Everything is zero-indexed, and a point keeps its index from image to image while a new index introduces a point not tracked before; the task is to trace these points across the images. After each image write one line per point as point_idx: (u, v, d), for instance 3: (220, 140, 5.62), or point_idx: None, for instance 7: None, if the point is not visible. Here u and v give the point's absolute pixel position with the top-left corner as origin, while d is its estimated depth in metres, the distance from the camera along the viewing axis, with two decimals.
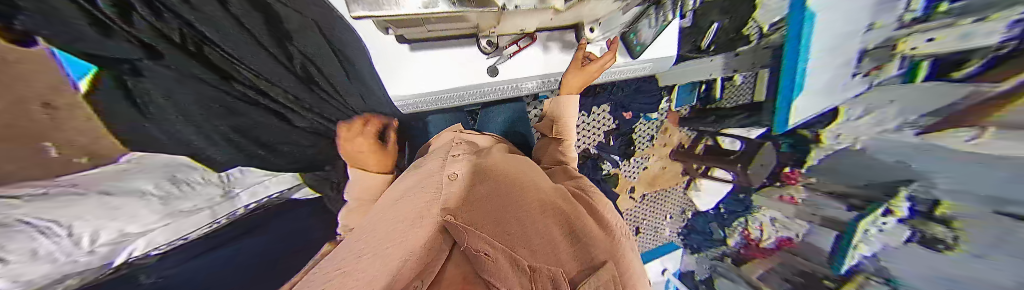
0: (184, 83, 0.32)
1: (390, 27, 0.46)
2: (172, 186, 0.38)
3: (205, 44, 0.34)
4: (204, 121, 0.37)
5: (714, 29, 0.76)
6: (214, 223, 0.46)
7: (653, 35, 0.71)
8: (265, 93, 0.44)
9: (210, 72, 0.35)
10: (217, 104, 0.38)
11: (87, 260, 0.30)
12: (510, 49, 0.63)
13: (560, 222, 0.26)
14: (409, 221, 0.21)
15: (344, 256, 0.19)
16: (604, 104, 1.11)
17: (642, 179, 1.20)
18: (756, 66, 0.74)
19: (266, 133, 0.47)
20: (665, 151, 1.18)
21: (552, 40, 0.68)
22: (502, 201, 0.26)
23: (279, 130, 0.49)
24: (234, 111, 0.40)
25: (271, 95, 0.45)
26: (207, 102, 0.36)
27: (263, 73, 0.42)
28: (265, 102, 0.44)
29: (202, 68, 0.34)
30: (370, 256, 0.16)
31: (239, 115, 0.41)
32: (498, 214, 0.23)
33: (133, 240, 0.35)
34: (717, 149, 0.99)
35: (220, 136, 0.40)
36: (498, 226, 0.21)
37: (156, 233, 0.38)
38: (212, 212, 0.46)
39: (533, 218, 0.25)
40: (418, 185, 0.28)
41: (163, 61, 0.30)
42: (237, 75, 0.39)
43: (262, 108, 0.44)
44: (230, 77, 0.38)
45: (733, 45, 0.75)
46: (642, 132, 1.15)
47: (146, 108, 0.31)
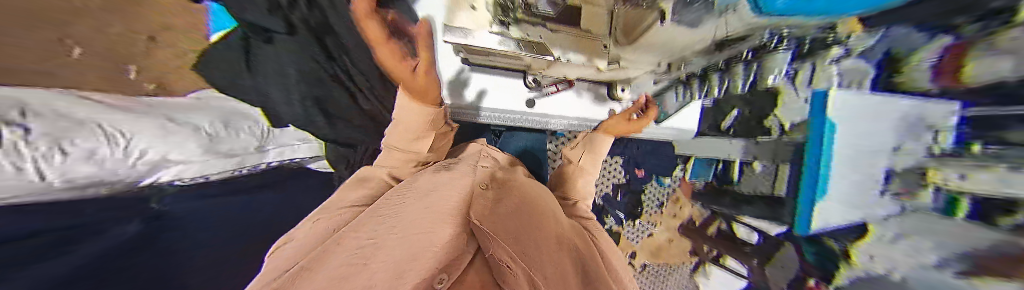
0: (295, 49, 0.59)
1: (464, 53, 0.64)
2: (126, 123, 0.36)
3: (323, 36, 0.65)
4: (292, 83, 0.59)
5: (733, 114, 0.81)
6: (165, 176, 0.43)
7: (674, 107, 0.87)
8: (351, 76, 0.71)
9: (320, 53, 0.63)
10: (315, 75, 0.62)
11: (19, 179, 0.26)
12: (550, 88, 0.80)
13: (566, 258, 0.27)
14: (432, 220, 0.21)
15: (363, 234, 0.20)
16: (618, 157, 1.15)
17: (646, 246, 1.17)
18: (778, 160, 0.62)
19: (334, 105, 0.69)
20: (673, 223, 1.22)
21: (585, 89, 0.84)
22: (519, 223, 0.26)
23: (344, 104, 0.71)
24: (330, 83, 0.66)
25: (355, 79, 0.72)
26: (308, 74, 0.61)
27: (357, 65, 0.72)
28: (348, 83, 0.71)
29: (315, 53, 0.62)
30: (393, 246, 0.17)
31: (321, 85, 0.64)
32: (516, 233, 0.24)
33: (75, 165, 0.31)
34: (731, 237, 0.91)
35: (306, 93, 0.62)
36: (515, 245, 0.21)
37: (115, 161, 0.36)
38: (241, 160, 0.55)
39: (544, 248, 0.25)
40: (447, 185, 0.31)
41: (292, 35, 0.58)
42: (335, 60, 0.67)
43: (344, 86, 0.70)
44: (331, 60, 0.66)
45: (752, 131, 0.73)
46: (651, 195, 1.18)
47: (251, 59, 0.53)
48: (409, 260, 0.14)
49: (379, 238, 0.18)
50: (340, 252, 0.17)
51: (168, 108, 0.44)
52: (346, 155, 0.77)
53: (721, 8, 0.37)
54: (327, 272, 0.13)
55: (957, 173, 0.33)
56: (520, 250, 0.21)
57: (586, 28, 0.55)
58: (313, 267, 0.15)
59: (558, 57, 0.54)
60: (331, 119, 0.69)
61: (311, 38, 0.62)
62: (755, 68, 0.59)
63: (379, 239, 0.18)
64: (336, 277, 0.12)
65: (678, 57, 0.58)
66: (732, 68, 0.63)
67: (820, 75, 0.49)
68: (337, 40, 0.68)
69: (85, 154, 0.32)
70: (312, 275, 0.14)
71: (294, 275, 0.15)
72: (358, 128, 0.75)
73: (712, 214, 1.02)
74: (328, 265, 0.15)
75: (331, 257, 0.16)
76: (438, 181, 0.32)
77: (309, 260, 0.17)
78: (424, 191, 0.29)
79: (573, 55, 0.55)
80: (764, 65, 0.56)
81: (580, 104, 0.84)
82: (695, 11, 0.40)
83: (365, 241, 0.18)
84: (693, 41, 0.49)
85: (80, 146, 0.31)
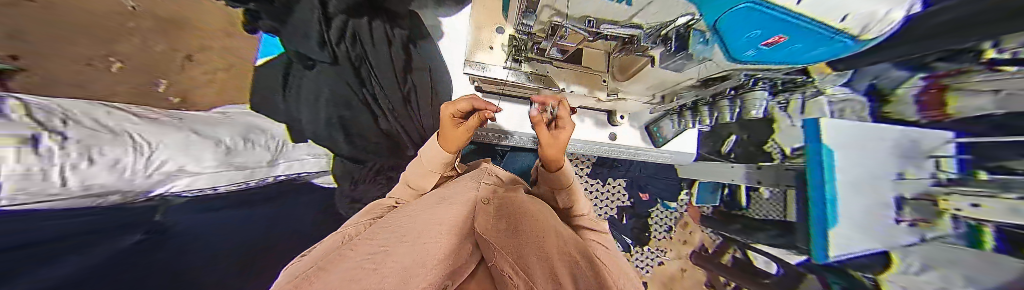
0: (329, 76, 0.72)
1: (478, 81, 0.74)
2: (141, 130, 0.35)
3: (355, 64, 0.78)
4: (319, 100, 0.69)
5: (732, 140, 0.90)
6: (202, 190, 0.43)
7: (672, 133, 0.86)
8: (372, 97, 0.80)
9: (352, 78, 0.76)
10: (344, 100, 0.73)
11: (54, 186, 0.24)
12: None
13: (578, 255, 0.25)
14: (438, 229, 0.20)
15: (374, 241, 0.20)
16: (621, 179, 1.12)
17: (657, 276, 1.07)
18: (781, 184, 0.65)
19: (356, 123, 0.76)
20: (683, 249, 1.10)
21: (587, 115, 0.87)
22: (522, 222, 0.25)
23: (365, 121, 0.78)
24: (358, 107, 0.76)
25: (376, 99, 0.81)
26: (344, 97, 0.73)
27: (382, 86, 0.82)
28: (371, 104, 0.79)
29: (350, 79, 0.75)
30: (399, 255, 0.16)
31: (348, 107, 0.73)
32: (519, 235, 0.22)
33: (111, 172, 0.30)
34: (748, 266, 0.84)
35: (337, 107, 0.71)
36: (519, 247, 0.20)
37: (171, 163, 0.37)
38: (250, 174, 0.51)
39: (550, 248, 0.23)
40: (454, 194, 0.30)
41: (331, 65, 0.73)
42: (365, 83, 0.79)
43: (368, 106, 0.79)
44: (360, 84, 0.78)
45: (754, 157, 0.79)
46: (659, 220, 1.12)
47: (289, 82, 0.68)
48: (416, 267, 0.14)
49: (389, 246, 0.18)
50: (347, 259, 0.17)
51: (192, 121, 0.45)
52: (350, 171, 0.76)
53: (699, 59, 0.40)
54: (338, 275, 0.13)
55: (970, 203, 0.34)
56: (524, 252, 0.19)
57: (587, 66, 0.61)
58: (324, 269, 0.15)
59: (564, 89, 0.60)
60: (351, 138, 0.74)
61: (349, 69, 0.76)
62: (739, 106, 0.57)
63: (390, 246, 0.18)
64: (349, 279, 0.13)
65: (669, 88, 0.60)
66: (717, 104, 0.61)
67: (812, 106, 0.61)
68: (369, 70, 0.81)
69: (109, 162, 0.30)
70: (321, 277, 0.13)
71: (308, 273, 0.15)
72: (375, 144, 0.80)
73: (725, 242, 0.97)
74: (339, 270, 0.15)
75: (345, 260, 0.16)
76: (448, 191, 0.33)
77: (322, 263, 0.17)
78: (430, 203, 0.29)
79: (575, 88, 0.60)
80: (745, 103, 0.55)
81: (583, 129, 0.87)
82: (677, 60, 0.43)
83: (377, 247, 0.18)
84: (682, 77, 0.52)
85: (103, 155, 0.29)
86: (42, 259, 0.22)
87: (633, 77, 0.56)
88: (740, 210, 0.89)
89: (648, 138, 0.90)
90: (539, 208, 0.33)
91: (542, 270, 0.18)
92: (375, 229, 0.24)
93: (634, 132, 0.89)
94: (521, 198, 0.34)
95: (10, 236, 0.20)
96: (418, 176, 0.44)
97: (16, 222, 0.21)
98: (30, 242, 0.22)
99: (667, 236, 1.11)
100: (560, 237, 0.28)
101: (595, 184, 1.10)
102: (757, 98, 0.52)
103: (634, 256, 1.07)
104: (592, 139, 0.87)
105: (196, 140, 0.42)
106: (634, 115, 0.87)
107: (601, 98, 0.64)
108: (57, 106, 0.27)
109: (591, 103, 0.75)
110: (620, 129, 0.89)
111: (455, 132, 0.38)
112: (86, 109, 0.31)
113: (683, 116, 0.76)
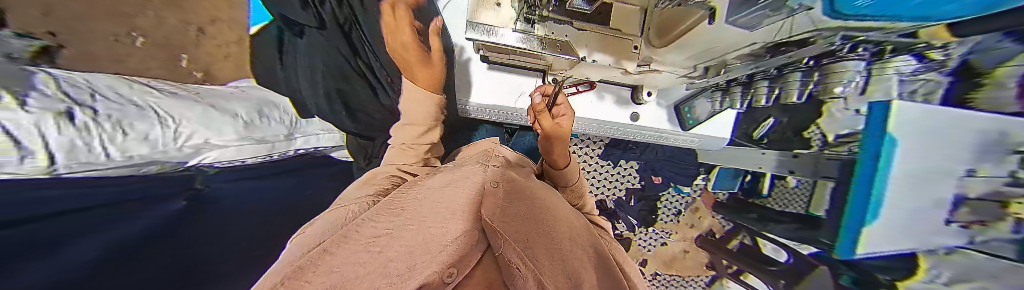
0: (321, 45, 0.69)
1: (483, 50, 0.67)
2: (158, 104, 0.35)
3: (349, 29, 0.75)
4: (312, 69, 0.67)
5: (768, 123, 0.77)
6: (234, 162, 0.46)
7: (706, 114, 0.80)
8: (369, 68, 0.80)
9: (344, 46, 0.73)
10: (339, 71, 0.72)
11: (103, 158, 0.26)
12: (570, 89, 0.78)
13: (593, 253, 0.23)
14: (444, 213, 0.19)
15: (379, 225, 0.19)
16: (633, 161, 1.07)
17: (658, 255, 1.09)
18: (819, 175, 0.59)
19: (354, 97, 0.76)
20: (689, 232, 1.08)
21: (607, 91, 0.81)
22: (530, 210, 0.23)
23: (362, 95, 0.79)
24: (354, 78, 0.76)
25: (373, 71, 0.80)
26: (337, 68, 0.72)
27: (377, 55, 0.79)
28: (368, 75, 0.80)
29: (342, 47, 0.73)
30: (404, 238, 0.16)
31: (345, 80, 0.74)
32: (528, 222, 0.20)
33: (145, 147, 0.31)
34: (755, 253, 0.84)
35: (333, 77, 0.70)
36: (524, 234, 0.18)
37: (196, 140, 0.38)
38: (272, 146, 0.53)
39: (561, 237, 0.21)
40: (461, 176, 0.30)
41: (320, 30, 0.68)
42: (359, 54, 0.78)
43: (364, 78, 0.79)
44: (355, 54, 0.76)
45: (789, 144, 0.71)
46: (668, 203, 1.09)
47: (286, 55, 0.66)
48: (423, 252, 0.13)
49: (395, 230, 0.18)
50: (351, 243, 0.16)
51: (210, 96, 0.47)
52: (364, 147, 0.79)
53: (793, 6, 0.32)
54: (345, 258, 0.13)
55: None
56: (532, 240, 0.18)
57: (618, 27, 0.54)
58: (330, 251, 0.14)
59: (584, 57, 0.54)
60: (352, 113, 0.77)
61: (339, 34, 0.72)
62: (817, 78, 0.54)
63: (394, 230, 0.18)
64: (357, 261, 0.12)
65: (718, 59, 0.53)
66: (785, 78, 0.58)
67: (875, 87, 0.49)
68: (361, 37, 0.79)
69: (142, 136, 0.31)
70: (325, 259, 0.13)
71: (313, 255, 0.15)
72: (375, 117, 0.84)
73: (735, 228, 0.96)
74: (344, 252, 0.14)
75: (344, 246, 0.15)
76: (454, 175, 0.31)
77: (326, 245, 0.17)
78: (439, 184, 0.29)
79: (598, 56, 0.55)
80: (829, 77, 0.51)
81: (601, 108, 0.81)
82: (757, 9, 0.36)
83: (381, 230, 0.18)
84: (737, 41, 0.44)
85: (137, 128, 0.30)
86: (96, 224, 0.25)
87: (674, 41, 0.51)
88: (759, 199, 0.85)
89: (677, 121, 0.83)
90: (546, 194, 0.32)
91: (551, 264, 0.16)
92: (378, 211, 0.23)
93: (660, 111, 0.83)
94: (529, 183, 0.32)
95: (61, 203, 0.22)
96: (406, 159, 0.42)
97: (74, 190, 0.24)
98: (79, 209, 0.24)
99: (674, 219, 1.08)
100: (573, 230, 0.26)
101: (605, 165, 1.07)
102: (849, 70, 0.48)
103: (637, 235, 1.09)
104: (606, 119, 0.82)
105: (210, 114, 0.42)
106: (663, 90, 0.79)
107: (629, 68, 0.59)
108: (74, 80, 0.28)
109: (611, 75, 0.69)
110: (642, 109, 0.82)
111: (428, 73, 0.48)
112: (110, 85, 0.32)
113: (722, 94, 0.74)
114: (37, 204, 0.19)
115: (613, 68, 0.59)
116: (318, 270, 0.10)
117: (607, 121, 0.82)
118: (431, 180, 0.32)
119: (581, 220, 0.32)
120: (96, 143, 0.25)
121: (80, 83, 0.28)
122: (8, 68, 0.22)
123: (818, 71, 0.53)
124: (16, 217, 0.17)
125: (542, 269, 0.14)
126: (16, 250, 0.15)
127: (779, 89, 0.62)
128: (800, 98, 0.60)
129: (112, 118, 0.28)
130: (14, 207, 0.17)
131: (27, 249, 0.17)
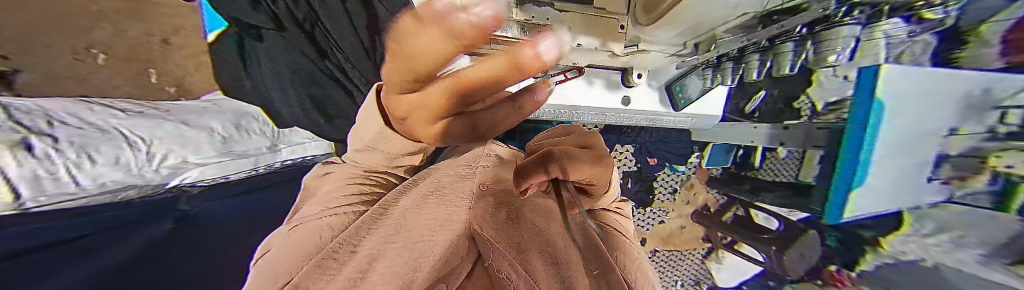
0: (286, 50, 0.63)
1: None
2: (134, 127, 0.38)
3: (313, 27, 0.66)
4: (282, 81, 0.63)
5: (760, 96, 0.79)
6: (219, 179, 0.49)
7: (698, 91, 0.78)
8: (340, 68, 0.67)
9: (309, 48, 0.65)
10: (309, 77, 0.64)
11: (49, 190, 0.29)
12: (558, 77, 0.76)
13: None
14: (431, 226, 0.19)
15: (359, 245, 0.18)
16: (628, 145, 1.07)
17: (657, 232, 1.05)
18: (809, 144, 0.60)
19: (329, 103, 0.67)
20: (686, 208, 1.06)
21: (597, 77, 0.80)
22: (522, 211, 0.23)
23: (340, 100, 0.68)
24: (326, 82, 0.66)
25: (344, 71, 0.68)
26: (305, 73, 0.64)
27: (344, 52, 0.67)
28: (339, 76, 0.67)
29: (306, 48, 0.65)
30: (389, 254, 0.16)
31: (318, 84, 0.65)
32: (518, 226, 0.21)
33: (109, 173, 0.35)
34: (747, 223, 0.87)
35: (302, 84, 0.64)
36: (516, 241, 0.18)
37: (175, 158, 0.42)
38: (254, 160, 0.55)
39: (555, 235, 0.22)
40: (449, 182, 0.29)
41: (280, 33, 0.63)
42: (326, 54, 0.67)
43: (336, 81, 0.67)
44: (322, 54, 0.66)
45: (782, 116, 0.73)
46: (663, 182, 1.07)
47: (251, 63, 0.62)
48: (408, 270, 0.14)
49: (378, 246, 0.17)
50: (343, 263, 0.16)
51: (180, 112, 0.46)
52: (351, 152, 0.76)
53: None
54: (328, 286, 0.12)
55: None
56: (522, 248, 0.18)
57: (601, 7, 0.51)
58: (305, 280, 0.14)
59: (568, 42, 0.52)
60: (331, 119, 0.67)
61: (302, 35, 0.64)
62: (812, 48, 0.50)
63: (377, 248, 0.17)
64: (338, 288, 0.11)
65: (708, 34, 0.51)
66: (776, 49, 0.54)
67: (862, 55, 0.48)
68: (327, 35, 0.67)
69: (111, 161, 0.34)
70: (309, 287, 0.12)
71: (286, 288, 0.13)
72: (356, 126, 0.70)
73: (728, 201, 0.98)
74: (322, 279, 0.13)
75: (328, 274, 0.14)
76: (442, 178, 0.30)
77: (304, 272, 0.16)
78: (426, 188, 0.28)
79: (584, 40, 0.53)
80: (822, 44, 0.47)
81: (593, 93, 0.80)
82: None
83: (365, 251, 0.17)
84: (724, 16, 0.42)
85: (103, 153, 0.34)
86: None
87: (658, 19, 0.45)
88: (752, 171, 0.88)
89: (667, 99, 0.82)
90: None
91: None
92: (357, 229, 0.22)
93: (652, 93, 0.82)
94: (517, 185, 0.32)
95: None
96: (377, 164, 0.38)
97: None
98: None
99: (670, 198, 1.06)
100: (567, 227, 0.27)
101: None
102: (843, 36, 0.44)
103: (634, 216, 1.06)
104: (598, 104, 0.80)
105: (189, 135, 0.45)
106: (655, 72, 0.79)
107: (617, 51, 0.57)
108: (42, 109, 0.31)
109: (599, 59, 0.67)
110: (634, 92, 0.81)
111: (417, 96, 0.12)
112: (78, 111, 0.34)
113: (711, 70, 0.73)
114: None
115: (599, 51, 0.57)
116: None
117: (598, 106, 0.81)
118: (419, 183, 0.30)
119: (573, 216, 0.32)
120: (61, 172, 0.30)
121: (37, 111, 0.30)
122: None
123: (810, 40, 0.50)
124: None
125: (533, 276, 0.15)
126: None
127: (768, 62, 0.58)
128: (791, 71, 0.57)
129: (73, 145, 0.31)
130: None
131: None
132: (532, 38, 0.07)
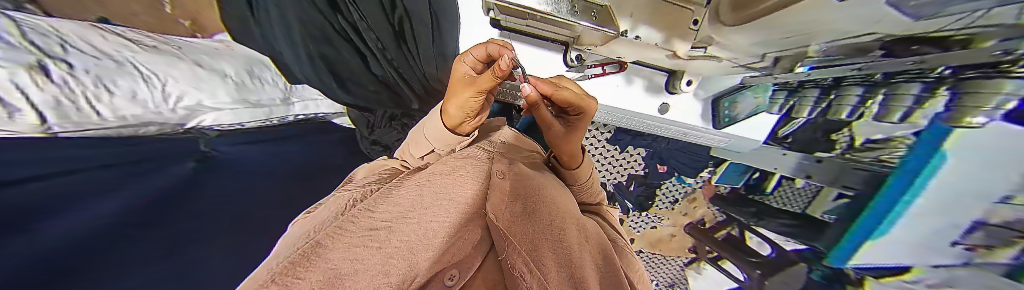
0: None
1: (495, 12, 0.57)
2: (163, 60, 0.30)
3: None
4: (300, 40, 0.44)
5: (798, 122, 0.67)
6: (266, 121, 0.38)
7: (746, 111, 0.72)
8: (354, 27, 0.51)
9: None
10: (319, 31, 0.47)
11: (172, 117, 0.26)
12: (593, 69, 0.71)
13: (599, 256, 0.24)
14: (445, 206, 0.18)
15: (375, 213, 0.16)
16: (642, 148, 0.95)
17: (647, 235, 1.08)
18: (835, 184, 0.60)
19: (342, 65, 0.51)
20: (682, 219, 1.06)
21: (638, 76, 0.73)
22: (537, 214, 0.22)
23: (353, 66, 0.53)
24: (340, 43, 0.50)
25: (360, 32, 0.52)
26: (317, 26, 0.46)
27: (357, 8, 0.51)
28: (353, 39, 0.52)
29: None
30: (428, 235, 0.15)
31: (330, 42, 0.48)
32: (536, 226, 0.21)
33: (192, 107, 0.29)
34: (739, 244, 0.91)
35: (314, 37, 0.46)
36: (532, 234, 0.19)
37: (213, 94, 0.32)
38: (270, 112, 0.39)
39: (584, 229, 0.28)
40: (460, 168, 0.24)
41: None
42: (338, 6, 0.49)
43: (351, 44, 0.52)
44: (334, 6, 0.49)
45: (811, 147, 0.63)
46: (667, 192, 1.00)
47: None
48: (404, 264, 0.11)
49: (394, 219, 0.15)
50: (355, 231, 0.14)
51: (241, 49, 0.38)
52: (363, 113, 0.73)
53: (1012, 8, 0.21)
54: (314, 272, 0.08)
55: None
56: (539, 245, 0.18)
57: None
58: (321, 242, 0.12)
59: (625, 31, 0.48)
60: (344, 85, 0.52)
61: None
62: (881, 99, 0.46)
63: (394, 220, 0.15)
64: (335, 273, 0.09)
65: (801, 49, 0.42)
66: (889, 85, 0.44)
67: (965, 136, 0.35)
68: None
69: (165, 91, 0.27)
70: (319, 256, 0.10)
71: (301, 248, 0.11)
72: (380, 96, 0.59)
73: (727, 220, 0.97)
74: (340, 245, 0.11)
75: (334, 246, 0.11)
76: (445, 165, 0.25)
77: (318, 235, 0.13)
78: (445, 167, 0.24)
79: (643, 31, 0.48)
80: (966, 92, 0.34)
81: (629, 92, 0.74)
82: None
83: (379, 221, 0.15)
84: (846, 28, 0.32)
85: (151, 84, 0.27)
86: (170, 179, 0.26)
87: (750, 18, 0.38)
88: (761, 195, 0.83)
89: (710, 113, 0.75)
90: (557, 199, 0.29)
91: (556, 270, 0.17)
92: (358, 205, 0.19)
93: (695, 104, 0.75)
94: (538, 188, 0.28)
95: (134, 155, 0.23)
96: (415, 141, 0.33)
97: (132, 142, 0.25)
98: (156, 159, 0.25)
99: (669, 207, 1.03)
100: (582, 234, 0.26)
101: (611, 150, 0.96)
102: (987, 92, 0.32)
103: (630, 219, 1.06)
104: (629, 104, 0.74)
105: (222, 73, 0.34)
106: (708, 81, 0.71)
107: (679, 50, 0.53)
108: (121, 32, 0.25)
109: (647, 56, 0.61)
110: (676, 98, 0.74)
111: (460, 71, 0.25)
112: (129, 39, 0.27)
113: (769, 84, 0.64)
114: (103, 152, 0.20)
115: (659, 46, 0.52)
116: (317, 264, 0.09)
117: (626, 106, 0.74)
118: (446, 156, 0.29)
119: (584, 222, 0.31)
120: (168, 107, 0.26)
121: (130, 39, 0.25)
122: (83, 30, 0.21)
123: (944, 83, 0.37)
124: (70, 166, 0.17)
125: (549, 274, 0.16)
126: (44, 208, 0.14)
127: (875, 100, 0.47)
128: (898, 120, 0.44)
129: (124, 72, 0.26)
130: (42, 158, 0.16)
131: (74, 198, 0.17)
132: (457, 59, 0.25)
